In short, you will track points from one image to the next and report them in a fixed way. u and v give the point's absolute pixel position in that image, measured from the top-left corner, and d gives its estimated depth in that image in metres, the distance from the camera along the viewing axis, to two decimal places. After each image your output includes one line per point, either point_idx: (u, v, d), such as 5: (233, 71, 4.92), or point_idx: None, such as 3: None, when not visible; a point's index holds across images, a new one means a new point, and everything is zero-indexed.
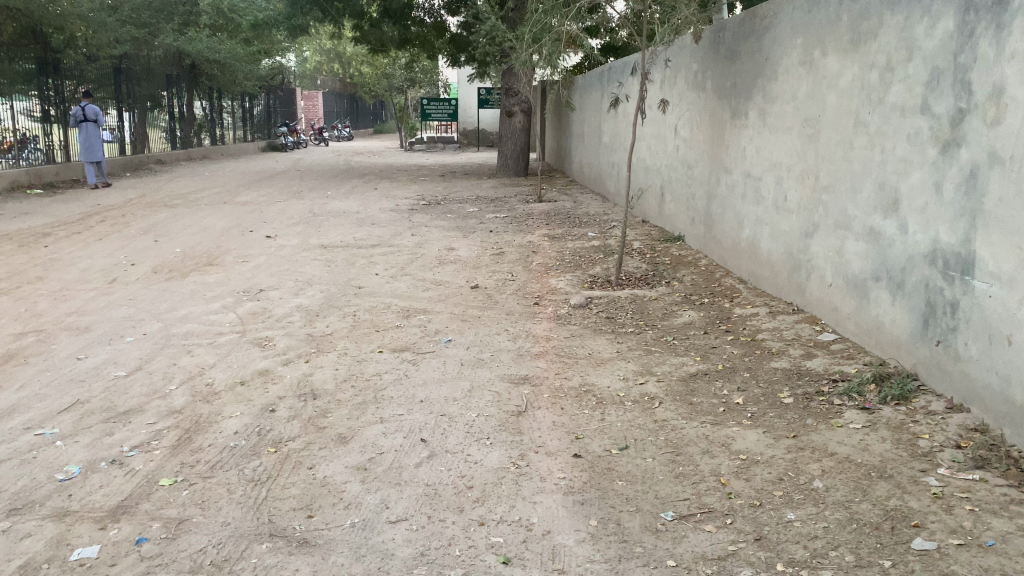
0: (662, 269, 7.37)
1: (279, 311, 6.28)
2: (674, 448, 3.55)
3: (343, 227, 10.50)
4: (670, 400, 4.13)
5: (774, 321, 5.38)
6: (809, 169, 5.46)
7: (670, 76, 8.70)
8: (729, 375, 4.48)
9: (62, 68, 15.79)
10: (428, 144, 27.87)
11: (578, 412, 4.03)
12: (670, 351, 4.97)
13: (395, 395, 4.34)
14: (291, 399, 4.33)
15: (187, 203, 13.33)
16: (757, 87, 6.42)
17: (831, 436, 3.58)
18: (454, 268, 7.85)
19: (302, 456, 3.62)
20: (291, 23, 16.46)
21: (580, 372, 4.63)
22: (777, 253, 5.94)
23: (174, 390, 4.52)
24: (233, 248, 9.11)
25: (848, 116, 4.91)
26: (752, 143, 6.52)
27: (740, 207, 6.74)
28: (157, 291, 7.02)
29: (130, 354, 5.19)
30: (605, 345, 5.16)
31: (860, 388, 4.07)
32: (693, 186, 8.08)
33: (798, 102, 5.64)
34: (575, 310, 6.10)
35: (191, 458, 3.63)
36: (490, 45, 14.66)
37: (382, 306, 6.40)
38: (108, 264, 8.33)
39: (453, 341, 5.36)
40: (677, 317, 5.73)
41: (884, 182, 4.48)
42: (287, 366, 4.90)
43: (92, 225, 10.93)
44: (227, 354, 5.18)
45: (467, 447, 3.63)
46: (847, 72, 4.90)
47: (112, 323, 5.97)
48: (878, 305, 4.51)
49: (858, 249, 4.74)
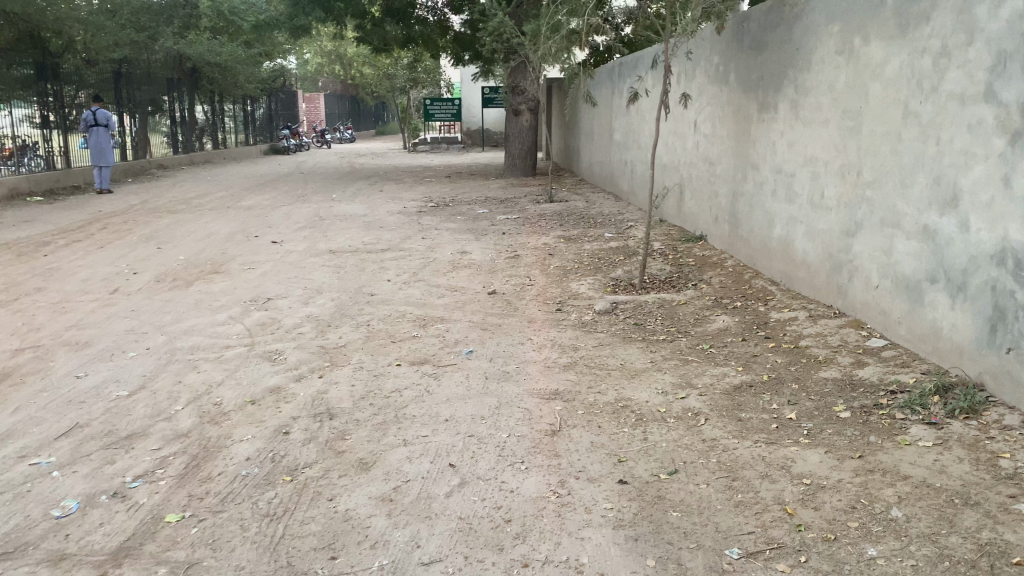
0: (688, 271, 7.04)
1: (288, 322, 5.98)
2: (728, 471, 3.24)
3: (351, 232, 10.19)
4: (716, 416, 3.81)
5: (816, 326, 5.06)
6: (850, 165, 5.14)
7: (691, 70, 8.38)
8: (776, 388, 4.15)
9: (60, 73, 15.47)
10: (432, 144, 27.57)
11: (618, 431, 3.71)
12: (708, 360, 4.65)
13: (417, 413, 4.03)
14: (305, 419, 4.03)
15: (190, 208, 13.06)
16: (788, 77, 6.09)
17: (901, 456, 3.26)
18: (468, 273, 7.55)
19: (321, 485, 3.31)
20: (293, 23, 16.04)
21: (614, 385, 4.31)
22: (814, 254, 5.62)
23: (181, 411, 4.21)
24: (239, 254, 8.82)
25: (894, 107, 4.60)
26: (783, 137, 6.19)
27: (771, 205, 6.42)
28: (160, 301, 6.72)
29: (132, 371, 4.89)
30: (637, 354, 4.84)
31: (923, 400, 3.73)
32: (716, 183, 7.76)
33: (836, 93, 5.32)
34: (600, 317, 5.79)
35: (199, 489, 3.32)
36: (497, 43, 14.26)
37: (397, 314, 6.10)
38: (110, 274, 8.03)
39: (475, 352, 5.05)
40: (710, 323, 5.41)
41: (940, 176, 4.16)
42: (299, 383, 4.58)
43: (94, 232, 10.66)
44: (236, 370, 4.87)
45: (501, 474, 3.32)
46: (894, 59, 4.58)
47: (115, 336, 5.67)
48: (934, 309, 4.19)
49: (910, 249, 4.42)
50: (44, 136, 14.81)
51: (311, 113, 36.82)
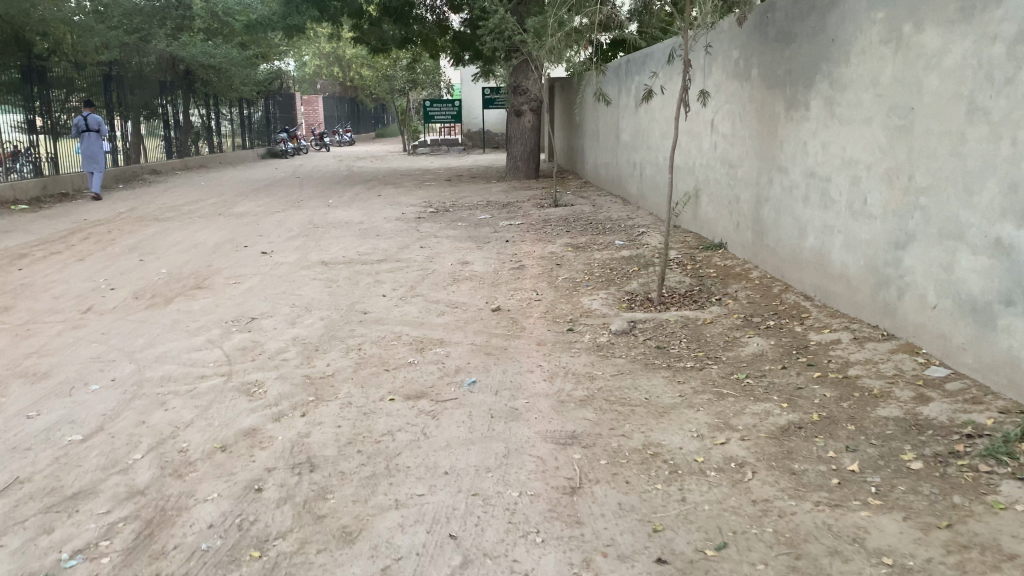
0: (710, 284, 6.47)
1: (271, 346, 5.39)
2: (790, 547, 2.66)
3: (346, 241, 9.60)
4: (765, 468, 3.24)
5: (863, 351, 4.48)
6: (898, 167, 4.56)
7: (708, 64, 7.80)
8: (830, 430, 3.57)
9: (48, 76, 14.88)
10: (432, 147, 27.03)
11: (649, 488, 3.15)
12: (746, 395, 4.05)
13: (411, 464, 3.45)
14: (281, 472, 3.46)
15: (179, 216, 12.50)
16: (821, 71, 5.51)
17: (1000, 526, 2.67)
18: (470, 287, 6.98)
19: (295, 565, 2.74)
20: (286, 22, 15.24)
21: (639, 427, 3.73)
22: (854, 266, 5.05)
23: (139, 462, 3.63)
24: (224, 267, 8.25)
25: (955, 103, 4.02)
26: (815, 137, 5.62)
27: (802, 212, 5.84)
28: (135, 322, 6.15)
29: (90, 410, 4.30)
30: (663, 387, 4.26)
31: (1010, 447, 3.12)
32: (738, 188, 7.18)
33: (880, 88, 4.75)
34: (618, 339, 5.20)
35: (147, 571, 2.75)
36: (498, 41, 13.60)
37: (391, 336, 5.52)
38: (85, 290, 7.46)
39: (478, 383, 4.47)
40: (743, 346, 4.82)
41: (1017, 182, 3.59)
42: (277, 424, 4.00)
43: (75, 243, 10.09)
44: (208, 407, 4.29)
45: (512, 549, 2.75)
46: (955, 48, 4.01)
47: (78, 366, 5.10)
48: (1010, 335, 3.62)
49: (977, 265, 3.85)
50: (30, 141, 14.16)
51: (308, 115, 36.19)
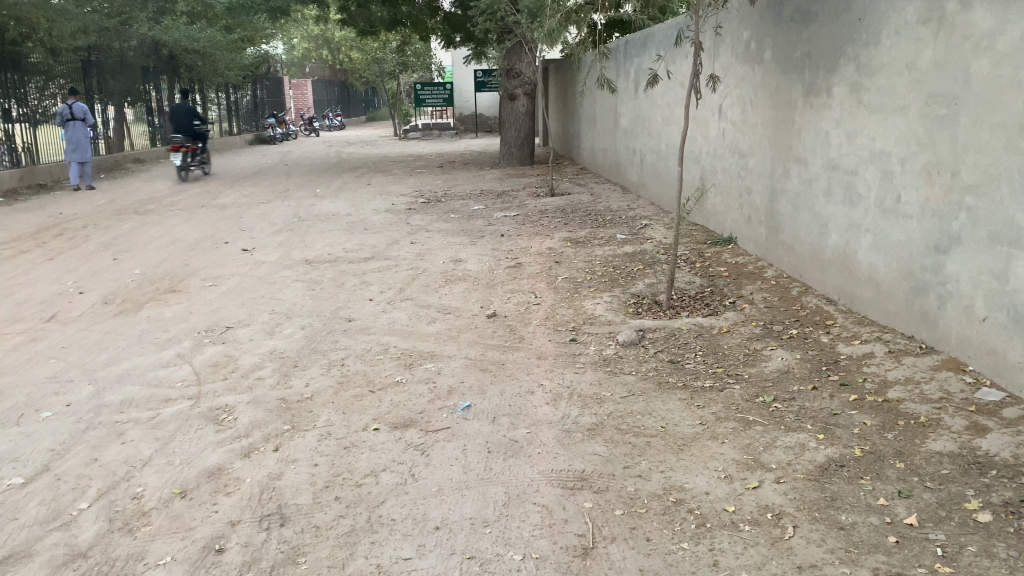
0: (722, 285, 6.00)
1: (246, 362, 4.91)
2: None
3: (332, 235, 9.11)
4: (808, 521, 2.79)
5: (901, 367, 4.03)
6: (939, 162, 4.09)
7: (716, 45, 7.29)
8: (876, 469, 3.12)
9: (25, 64, 14.28)
10: (423, 131, 26.43)
11: (675, 549, 2.69)
12: (776, 424, 3.60)
13: (396, 516, 2.99)
14: (246, 527, 2.99)
15: (159, 208, 11.97)
16: (846, 54, 5.02)
17: None
18: (464, 288, 6.50)
19: None
20: (271, 5, 14.67)
21: (656, 466, 3.27)
22: (885, 269, 4.58)
23: (84, 514, 3.15)
24: (202, 267, 7.75)
25: (1012, 91, 3.55)
26: (838, 125, 5.14)
27: (824, 208, 5.36)
28: (100, 333, 5.66)
29: (36, 445, 3.81)
30: (681, 412, 3.80)
31: None
32: (749, 179, 6.70)
33: (915, 74, 4.27)
34: (626, 351, 4.74)
35: None
36: (491, 22, 12.98)
37: (378, 349, 5.04)
38: (51, 294, 6.94)
39: (473, 408, 4.00)
40: (767, 362, 4.35)
41: None
42: (245, 462, 3.53)
43: (46, 241, 9.55)
44: (170, 440, 3.82)
45: None
46: (1013, 27, 3.53)
47: (31, 387, 4.61)
48: None
49: None
50: (6, 131, 13.54)
51: (297, 100, 35.67)
